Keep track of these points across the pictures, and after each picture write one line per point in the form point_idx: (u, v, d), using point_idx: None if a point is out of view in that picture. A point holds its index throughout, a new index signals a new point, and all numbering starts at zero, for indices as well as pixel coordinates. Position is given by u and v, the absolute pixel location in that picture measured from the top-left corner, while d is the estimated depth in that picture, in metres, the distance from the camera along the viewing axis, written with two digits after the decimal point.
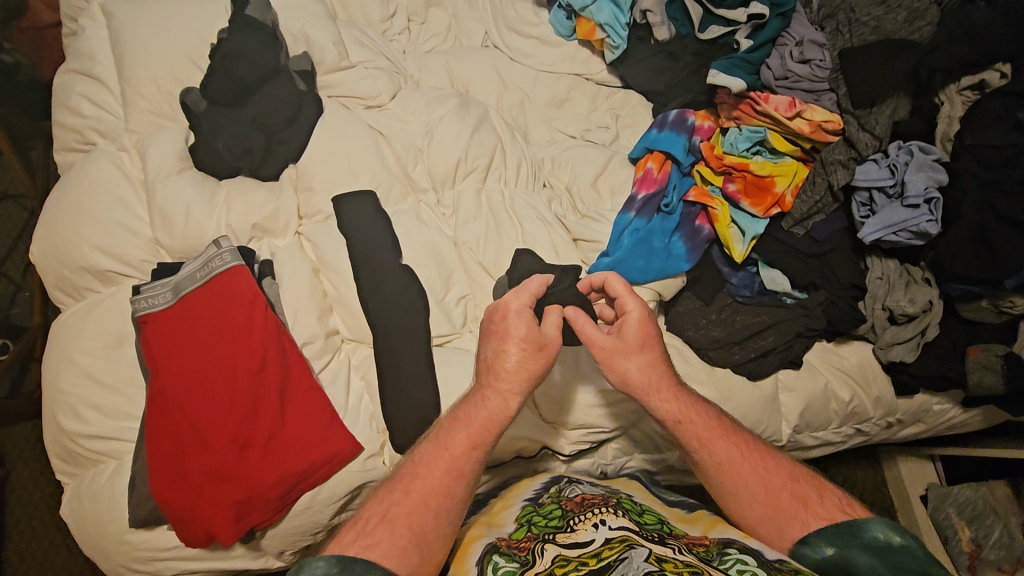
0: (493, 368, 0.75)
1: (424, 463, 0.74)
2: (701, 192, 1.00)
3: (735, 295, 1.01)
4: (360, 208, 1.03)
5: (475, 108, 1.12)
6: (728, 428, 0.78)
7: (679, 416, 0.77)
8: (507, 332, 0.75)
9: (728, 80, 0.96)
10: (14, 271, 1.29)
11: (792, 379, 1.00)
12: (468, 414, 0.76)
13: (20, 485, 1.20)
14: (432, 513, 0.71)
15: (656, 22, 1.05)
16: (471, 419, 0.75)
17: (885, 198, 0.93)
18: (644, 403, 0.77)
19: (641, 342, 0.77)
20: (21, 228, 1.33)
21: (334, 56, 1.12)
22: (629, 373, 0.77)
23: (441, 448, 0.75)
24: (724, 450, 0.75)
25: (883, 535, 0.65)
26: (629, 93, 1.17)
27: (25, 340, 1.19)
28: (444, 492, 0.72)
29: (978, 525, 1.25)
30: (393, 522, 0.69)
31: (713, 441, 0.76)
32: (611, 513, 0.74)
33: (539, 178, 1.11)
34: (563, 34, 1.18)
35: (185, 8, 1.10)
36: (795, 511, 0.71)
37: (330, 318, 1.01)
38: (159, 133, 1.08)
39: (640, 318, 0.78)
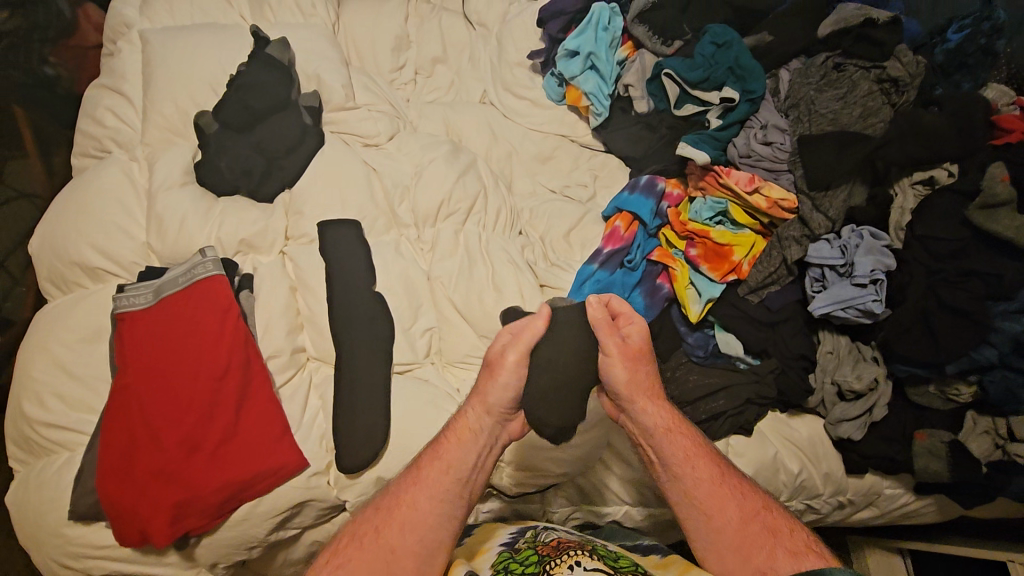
0: (484, 398, 0.83)
1: (403, 494, 0.80)
2: (664, 253, 1.05)
3: (690, 355, 1.04)
4: (342, 235, 1.09)
5: (464, 156, 1.21)
6: (717, 462, 0.83)
7: (665, 430, 0.83)
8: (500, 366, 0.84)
9: (693, 153, 1.03)
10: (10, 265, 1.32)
11: (743, 445, 1.00)
12: (447, 453, 0.82)
13: None
14: (422, 539, 0.76)
15: (636, 96, 1.13)
16: (449, 450, 0.82)
17: (835, 275, 0.97)
18: (633, 408, 0.84)
19: (643, 353, 0.85)
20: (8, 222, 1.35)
21: (340, 96, 1.21)
22: (637, 375, 0.84)
23: (417, 475, 0.81)
24: (704, 469, 0.81)
25: None
26: (609, 156, 1.24)
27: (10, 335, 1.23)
28: (421, 529, 0.77)
29: None
30: (392, 536, 0.76)
31: (697, 460, 0.82)
32: (585, 555, 0.75)
33: (516, 226, 1.17)
34: (554, 98, 1.26)
35: (213, 42, 1.22)
36: (758, 537, 0.77)
37: (299, 335, 1.05)
38: (170, 149, 1.17)
39: (642, 336, 0.85)
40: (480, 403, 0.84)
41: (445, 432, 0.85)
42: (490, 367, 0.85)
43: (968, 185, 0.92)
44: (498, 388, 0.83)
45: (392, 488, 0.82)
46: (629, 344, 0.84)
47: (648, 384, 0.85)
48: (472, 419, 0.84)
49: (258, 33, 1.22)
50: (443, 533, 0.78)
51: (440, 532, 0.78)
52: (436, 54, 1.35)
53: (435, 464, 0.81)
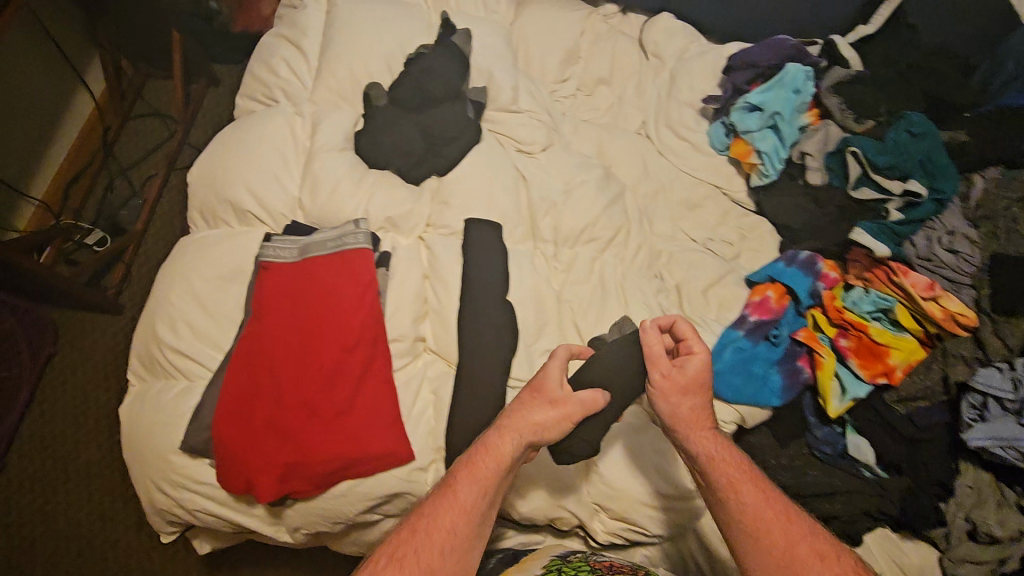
0: (519, 416, 0.82)
1: (438, 512, 0.76)
2: (811, 336, 0.99)
3: (814, 448, 1.00)
4: (483, 236, 1.08)
5: (615, 185, 1.19)
6: (759, 482, 0.79)
7: (712, 459, 0.81)
8: (543, 394, 0.84)
9: (872, 242, 0.98)
10: (137, 178, 1.69)
11: None
12: (479, 469, 0.78)
13: (64, 364, 1.44)
14: (452, 550, 0.74)
15: (812, 166, 1.10)
16: (476, 469, 0.79)
17: (1001, 410, 0.88)
18: (684, 439, 0.84)
19: (698, 380, 0.85)
20: (160, 140, 1.74)
21: (507, 98, 1.20)
22: (682, 407, 0.85)
23: (451, 495, 0.78)
24: (751, 492, 0.77)
25: None
26: (761, 221, 1.18)
27: (120, 243, 1.52)
28: (456, 548, 0.75)
29: None
30: (428, 547, 0.74)
31: (742, 485, 0.77)
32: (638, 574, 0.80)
33: (653, 268, 1.15)
34: (717, 147, 1.22)
35: (398, 19, 1.24)
36: (813, 566, 0.71)
37: (422, 324, 1.05)
38: (334, 112, 1.18)
39: (699, 368, 0.85)
40: (507, 422, 0.82)
41: (475, 445, 0.81)
42: (533, 389, 0.85)
43: None
44: (541, 414, 0.82)
45: (427, 501, 0.79)
46: (681, 374, 0.85)
47: (692, 410, 0.84)
48: (504, 436, 0.80)
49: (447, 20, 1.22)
50: (466, 538, 0.75)
51: (465, 526, 0.76)
52: (603, 75, 1.32)
53: (468, 482, 0.78)
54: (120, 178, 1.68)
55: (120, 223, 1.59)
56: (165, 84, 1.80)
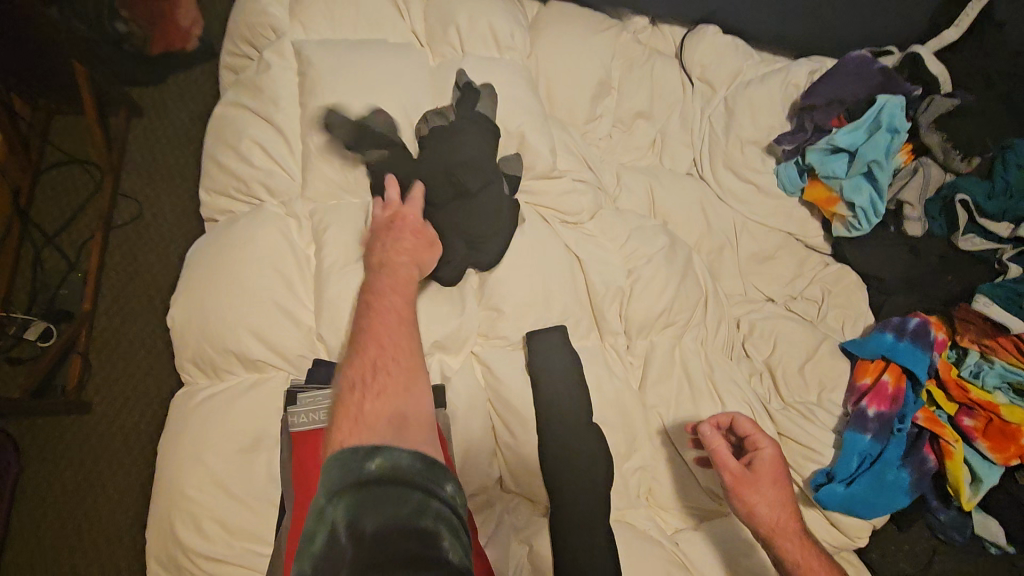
0: (390, 253, 0.82)
1: (392, 333, 0.70)
2: (931, 418, 0.90)
3: (941, 534, 0.91)
4: (555, 347, 0.91)
5: (681, 251, 1.03)
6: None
7: (795, 562, 0.76)
8: (395, 229, 0.85)
9: (1004, 317, 0.88)
10: (66, 247, 1.32)
11: None
12: (400, 288, 0.77)
13: (29, 485, 1.15)
14: (409, 353, 0.69)
15: (911, 217, 0.98)
16: (398, 287, 0.78)
17: None
18: (768, 543, 0.78)
19: (773, 480, 0.81)
20: (85, 197, 1.35)
21: (546, 164, 1.01)
22: (756, 508, 0.79)
23: (386, 309, 0.73)
24: None
25: None
26: (846, 269, 1.06)
27: (71, 332, 1.18)
28: (408, 357, 0.68)
29: None
30: (388, 368, 0.66)
31: None
32: None
33: (736, 345, 1.02)
34: (788, 189, 1.07)
35: (397, 76, 0.99)
36: None
37: (496, 463, 0.90)
38: (338, 210, 0.95)
39: (770, 463, 0.82)
40: (403, 258, 0.82)
41: (377, 275, 0.79)
42: (385, 233, 0.85)
43: None
44: (413, 240, 0.84)
45: (359, 345, 0.69)
46: (753, 472, 0.81)
47: (772, 510, 0.79)
48: (400, 256, 0.81)
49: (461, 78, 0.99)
50: (415, 348, 0.70)
51: (413, 342, 0.70)
52: (641, 108, 1.13)
53: (396, 297, 0.76)
54: (47, 248, 1.30)
55: (60, 303, 1.26)
56: (78, 121, 1.40)
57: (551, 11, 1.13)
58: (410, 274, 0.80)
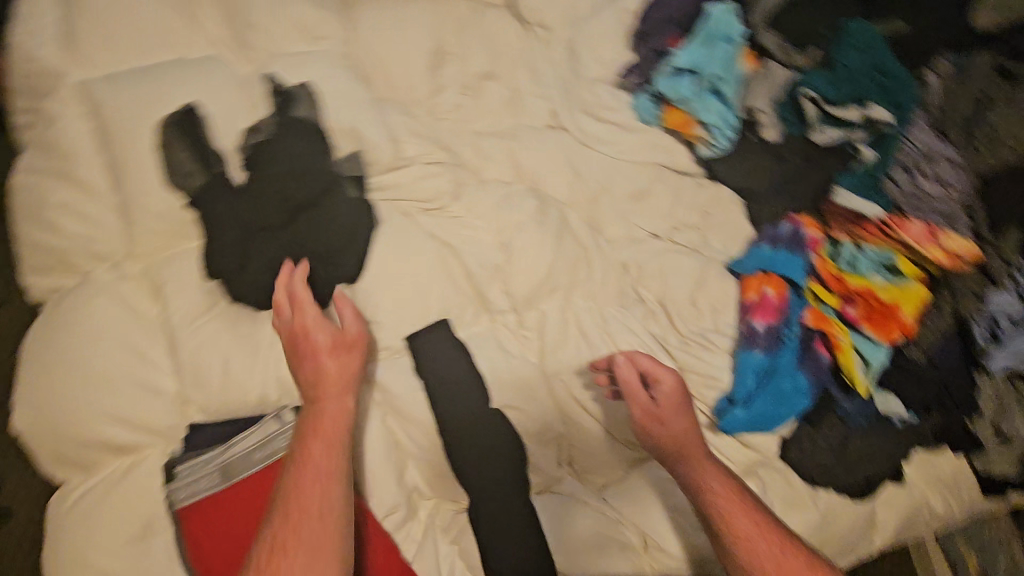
0: (316, 381, 0.77)
1: (304, 486, 0.69)
2: (818, 317, 0.91)
3: (847, 420, 0.90)
4: (441, 345, 0.88)
5: (553, 211, 0.98)
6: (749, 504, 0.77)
7: (698, 486, 0.79)
8: (314, 352, 0.78)
9: (861, 205, 0.93)
10: None
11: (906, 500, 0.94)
12: (324, 426, 0.74)
13: None
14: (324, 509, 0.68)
15: (765, 121, 0.98)
16: (319, 428, 0.74)
17: (1012, 324, 0.87)
18: (674, 469, 0.82)
19: (677, 409, 0.84)
20: None
21: (389, 155, 0.94)
22: (660, 438, 0.83)
23: (307, 458, 0.71)
24: (739, 520, 0.75)
25: None
26: (720, 186, 1.03)
27: None
28: (323, 515, 0.67)
29: None
30: (297, 533, 0.65)
31: (730, 513, 0.76)
32: None
33: (629, 289, 0.99)
34: (648, 120, 1.03)
35: (200, 96, 0.89)
36: None
37: (407, 475, 0.86)
38: (175, 260, 0.86)
39: (673, 393, 0.85)
40: (326, 388, 0.77)
41: (307, 413, 0.76)
42: (303, 356, 0.79)
43: None
44: (334, 362, 0.78)
45: (280, 491, 0.70)
46: (656, 403, 0.85)
47: (672, 437, 0.82)
48: (325, 391, 0.76)
49: (277, 87, 0.91)
50: (334, 497, 0.69)
51: (332, 492, 0.69)
52: (484, 68, 1.05)
53: (317, 438, 0.73)
54: None
55: None
56: None
57: None
58: (340, 412, 0.76)
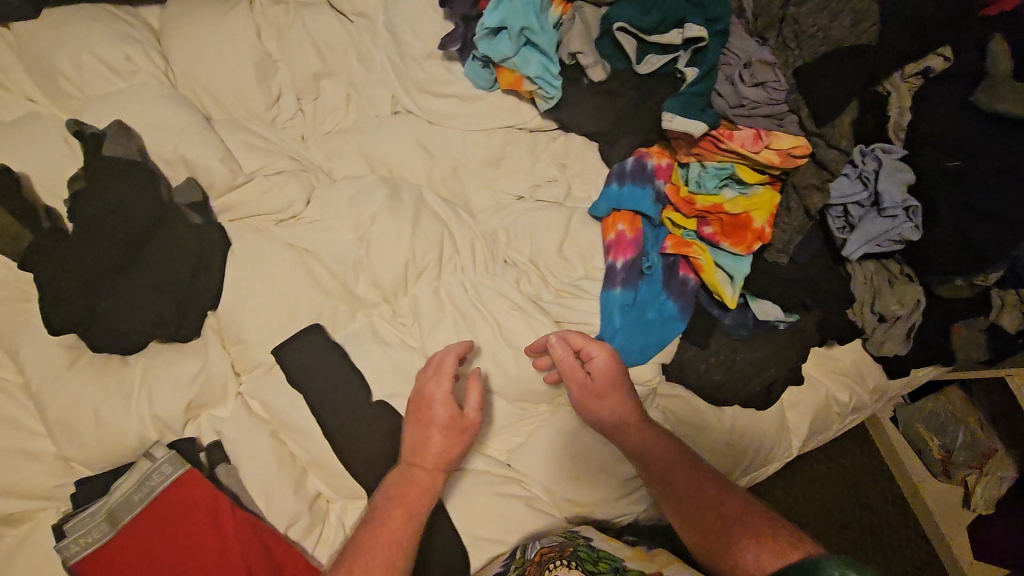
0: (420, 449, 0.80)
1: (370, 553, 0.72)
2: (678, 241, 0.93)
3: (732, 334, 0.96)
4: (315, 350, 0.88)
5: (407, 194, 0.98)
6: (695, 469, 0.79)
7: (647, 456, 0.81)
8: (429, 423, 0.81)
9: (687, 124, 0.87)
10: None
11: (795, 395, 1.05)
12: (410, 497, 0.78)
13: None
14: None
15: (588, 63, 0.94)
16: (405, 501, 0.77)
17: (861, 209, 0.90)
18: (619, 442, 0.83)
19: (611, 384, 0.82)
20: None
21: (225, 175, 0.92)
22: (602, 414, 0.83)
23: (383, 525, 0.75)
24: (685, 484, 0.78)
25: None
26: (570, 136, 1.04)
27: None
28: None
29: (944, 432, 1.27)
30: None
31: (677, 480, 0.79)
32: (565, 567, 0.74)
33: (498, 255, 1.00)
34: (484, 86, 1.03)
35: (12, 157, 0.87)
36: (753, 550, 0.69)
37: (307, 483, 0.88)
38: (26, 325, 0.85)
39: (607, 366, 0.83)
40: (428, 462, 0.80)
41: (397, 475, 0.80)
42: (420, 423, 0.82)
43: (971, 66, 0.89)
44: (435, 439, 0.80)
45: (342, 558, 0.73)
46: (591, 380, 0.83)
47: (616, 412, 0.82)
48: (425, 460, 0.80)
49: (79, 129, 0.87)
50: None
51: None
52: (316, 67, 1.05)
53: (395, 511, 0.76)
54: None
55: None
56: None
57: (173, 12, 1.01)
58: (425, 483, 0.79)
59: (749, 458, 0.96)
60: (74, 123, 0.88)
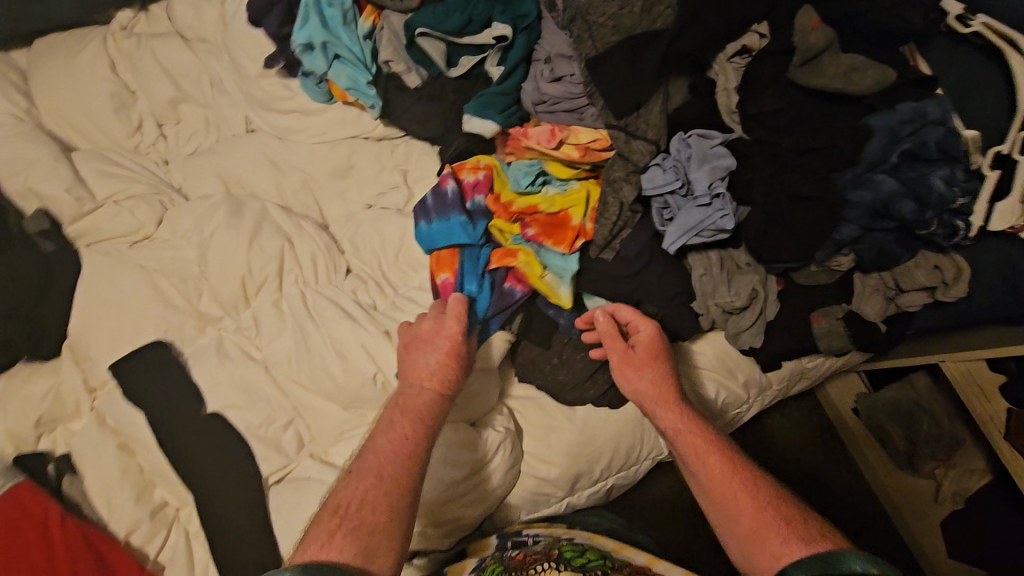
0: (422, 366, 0.82)
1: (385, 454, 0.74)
2: (506, 254, 0.93)
3: (571, 332, 0.96)
4: (155, 365, 0.93)
5: (251, 209, 1.02)
6: (729, 453, 0.78)
7: (675, 430, 0.81)
8: (436, 342, 0.84)
9: (481, 126, 0.90)
10: None
11: None
12: (416, 411, 0.78)
13: None
14: (388, 500, 0.70)
15: (401, 70, 0.96)
16: (413, 411, 0.78)
17: (679, 199, 0.88)
18: (652, 412, 0.84)
19: (654, 358, 0.86)
20: None
21: (74, 204, 1.00)
22: (638, 385, 0.85)
23: (391, 428, 0.76)
24: (717, 466, 0.77)
25: (860, 568, 0.59)
26: (410, 142, 1.07)
27: None
28: (371, 499, 0.70)
29: (907, 422, 1.24)
30: (347, 519, 0.68)
31: (705, 457, 0.78)
32: (554, 568, 0.84)
33: (341, 266, 1.03)
34: (321, 100, 1.05)
35: None
36: (785, 536, 0.68)
37: (154, 492, 0.93)
38: None
39: (650, 341, 0.87)
40: (431, 379, 0.81)
41: (403, 389, 0.81)
42: (429, 342, 0.84)
43: (782, 41, 0.84)
44: (432, 356, 0.83)
45: (363, 453, 0.75)
46: (635, 352, 0.87)
47: (655, 383, 0.84)
48: (435, 378, 0.81)
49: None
50: (397, 493, 0.71)
51: (393, 500, 0.70)
52: (171, 94, 1.09)
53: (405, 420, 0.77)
54: None
55: None
56: None
57: (41, 59, 1.10)
58: (427, 399, 0.80)
59: (605, 457, 1.00)
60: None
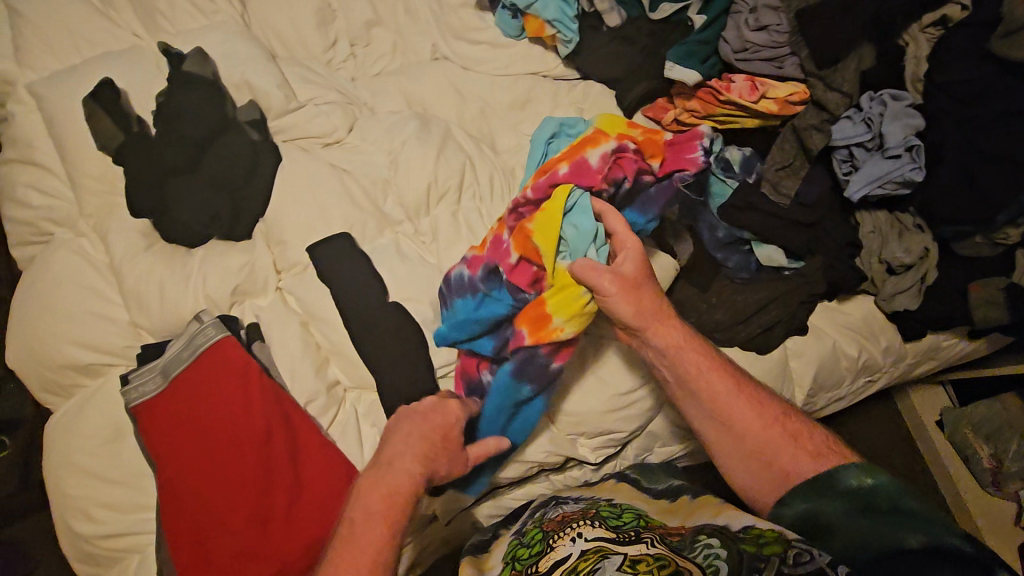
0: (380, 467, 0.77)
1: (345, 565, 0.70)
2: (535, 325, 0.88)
3: (734, 278, 0.99)
4: (345, 252, 0.99)
5: (436, 126, 1.09)
6: (726, 369, 0.86)
7: (677, 345, 0.85)
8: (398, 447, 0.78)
9: (682, 73, 1.00)
10: None
11: (801, 344, 1.01)
12: (368, 510, 0.74)
13: None
14: None
15: (606, 8, 1.09)
16: (376, 511, 0.74)
17: (865, 152, 0.93)
18: (646, 335, 0.85)
19: (643, 277, 0.85)
20: None
21: (280, 100, 1.07)
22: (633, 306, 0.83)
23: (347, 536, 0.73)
24: (721, 383, 0.84)
25: (855, 479, 0.75)
26: (589, 84, 1.14)
27: None
28: None
29: (996, 440, 1.26)
30: None
31: (709, 372, 0.84)
32: (588, 525, 0.79)
33: (514, 189, 1.09)
34: (513, 34, 1.18)
35: (112, 71, 1.05)
36: (790, 446, 0.81)
37: (328, 370, 0.99)
38: (115, 214, 1.03)
39: (636, 262, 0.85)
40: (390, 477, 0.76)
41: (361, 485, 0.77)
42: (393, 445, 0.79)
43: (985, 15, 0.88)
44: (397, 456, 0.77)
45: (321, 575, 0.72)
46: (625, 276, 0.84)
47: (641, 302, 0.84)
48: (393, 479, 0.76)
49: (167, 49, 1.06)
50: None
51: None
52: (369, 17, 1.19)
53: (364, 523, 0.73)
54: None
55: None
56: None
57: None
58: (386, 499, 0.75)
59: None
60: (164, 45, 1.06)
